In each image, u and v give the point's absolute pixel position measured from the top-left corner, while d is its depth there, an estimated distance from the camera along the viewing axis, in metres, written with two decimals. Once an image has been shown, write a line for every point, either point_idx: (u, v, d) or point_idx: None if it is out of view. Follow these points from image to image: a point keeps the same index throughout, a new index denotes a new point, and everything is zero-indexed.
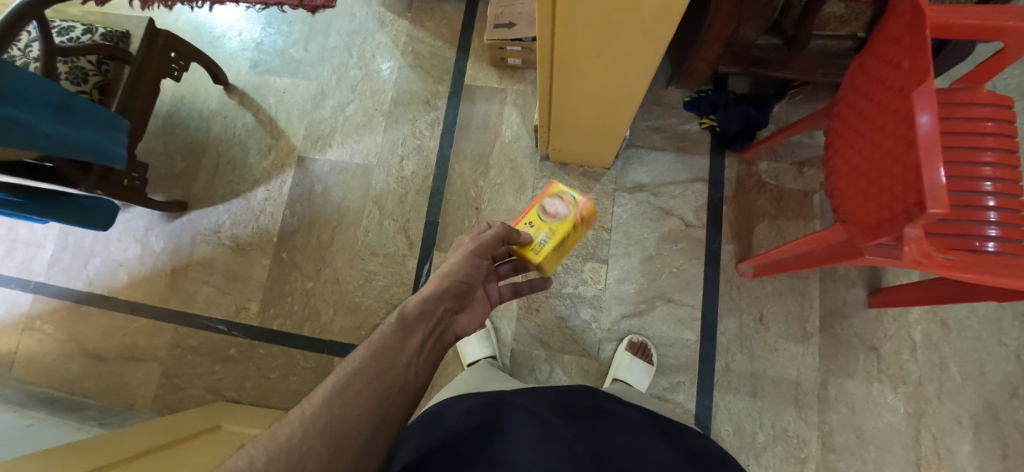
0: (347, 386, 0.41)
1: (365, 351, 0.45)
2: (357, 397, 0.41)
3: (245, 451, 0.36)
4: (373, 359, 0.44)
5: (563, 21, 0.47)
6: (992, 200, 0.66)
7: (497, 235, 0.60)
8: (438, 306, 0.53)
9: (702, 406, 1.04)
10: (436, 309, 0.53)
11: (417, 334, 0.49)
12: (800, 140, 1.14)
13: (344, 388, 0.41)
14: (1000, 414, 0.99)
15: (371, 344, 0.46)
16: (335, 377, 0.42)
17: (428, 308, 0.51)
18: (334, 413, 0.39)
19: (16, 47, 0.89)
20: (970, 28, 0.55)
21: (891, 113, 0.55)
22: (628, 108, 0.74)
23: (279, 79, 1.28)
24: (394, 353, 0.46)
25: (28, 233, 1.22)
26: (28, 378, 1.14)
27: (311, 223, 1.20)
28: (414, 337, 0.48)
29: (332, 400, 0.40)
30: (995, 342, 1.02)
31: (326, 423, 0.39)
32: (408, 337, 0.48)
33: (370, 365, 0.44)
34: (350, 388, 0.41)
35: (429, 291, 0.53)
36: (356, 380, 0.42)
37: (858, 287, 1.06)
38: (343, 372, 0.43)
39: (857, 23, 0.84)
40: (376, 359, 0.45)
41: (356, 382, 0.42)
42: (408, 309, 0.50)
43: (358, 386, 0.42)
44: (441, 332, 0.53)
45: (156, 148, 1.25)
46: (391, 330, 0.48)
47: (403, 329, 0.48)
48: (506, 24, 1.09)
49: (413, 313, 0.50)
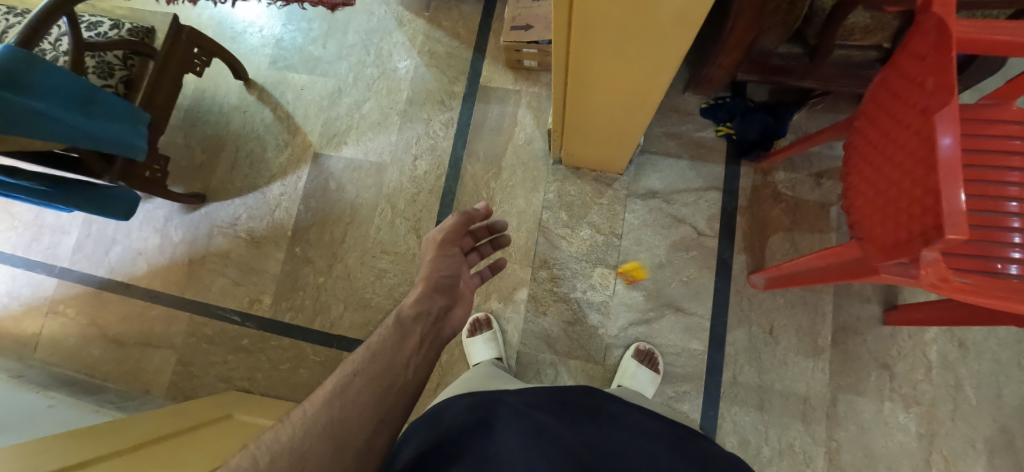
0: (347, 386, 0.45)
1: (363, 354, 0.49)
2: (356, 396, 0.44)
3: (249, 450, 0.39)
4: (371, 362, 0.48)
5: (579, 26, 0.47)
6: (1017, 222, 0.64)
7: (459, 215, 0.70)
8: (434, 304, 0.59)
9: (707, 417, 1.04)
10: (431, 308, 0.58)
11: (414, 334, 0.53)
12: (819, 150, 1.12)
13: (345, 388, 0.45)
14: (1016, 440, 0.97)
15: (369, 347, 0.50)
16: (334, 380, 0.45)
17: (421, 309, 0.57)
18: (337, 411, 0.42)
19: (47, 41, 0.92)
20: (1002, 45, 0.53)
21: (912, 132, 0.54)
22: (643, 112, 0.73)
23: (297, 76, 1.30)
24: (392, 353, 0.50)
25: (53, 220, 1.26)
26: (51, 360, 1.19)
27: (324, 219, 1.22)
28: (411, 337, 0.53)
29: (333, 400, 0.43)
30: (1015, 366, 0.99)
31: (327, 421, 0.41)
32: (406, 337, 0.52)
33: (366, 368, 0.47)
34: (349, 389, 0.44)
35: (420, 293, 0.59)
36: (355, 380, 0.45)
37: (873, 303, 1.04)
38: (342, 375, 0.46)
39: (883, 33, 0.81)
40: (374, 361, 0.48)
41: (355, 382, 0.45)
42: (404, 313, 0.55)
43: (357, 388, 0.45)
44: (439, 327, 0.58)
45: (178, 140, 1.28)
46: (389, 333, 0.52)
47: (401, 330, 0.53)
48: (523, 26, 1.09)
49: (409, 315, 0.55)
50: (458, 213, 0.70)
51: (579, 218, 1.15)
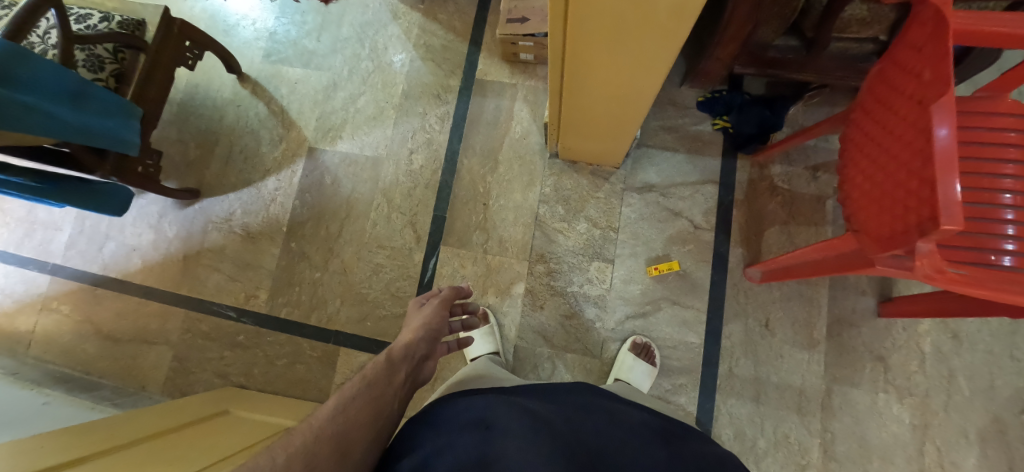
0: (346, 406, 0.51)
1: (360, 381, 0.56)
2: (355, 414, 0.50)
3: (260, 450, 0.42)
4: (367, 388, 0.55)
5: (574, 19, 0.47)
6: (1011, 214, 0.64)
7: (452, 290, 0.83)
8: (418, 350, 0.66)
9: (703, 409, 1.04)
10: (416, 353, 0.66)
11: (400, 372, 0.61)
12: (815, 144, 1.12)
13: (345, 407, 0.51)
14: (1008, 430, 0.98)
15: (365, 376, 0.57)
16: (335, 402, 0.51)
17: (409, 351, 0.65)
18: (339, 425, 0.48)
19: (35, 34, 0.90)
20: (1000, 35, 0.53)
21: (908, 124, 0.54)
22: (640, 107, 0.73)
23: (292, 69, 1.29)
24: (383, 384, 0.57)
25: (46, 216, 1.25)
26: (45, 357, 1.18)
27: (320, 214, 1.21)
28: (398, 372, 0.60)
29: (336, 415, 0.49)
30: (1008, 357, 1.00)
31: (332, 431, 0.47)
32: (394, 372, 0.60)
33: (363, 392, 0.54)
34: (349, 408, 0.51)
35: (409, 339, 0.67)
36: (354, 402, 0.52)
37: (868, 295, 1.05)
38: (343, 396, 0.52)
39: (879, 25, 0.81)
40: (370, 388, 0.55)
41: (354, 404, 0.52)
42: (393, 351, 0.63)
43: (355, 407, 0.51)
44: (416, 373, 0.65)
45: (171, 135, 1.27)
46: (381, 366, 0.59)
47: (390, 366, 0.60)
48: (519, 18, 1.08)
49: (398, 356, 0.63)
50: (452, 287, 0.83)
51: (576, 212, 1.15)
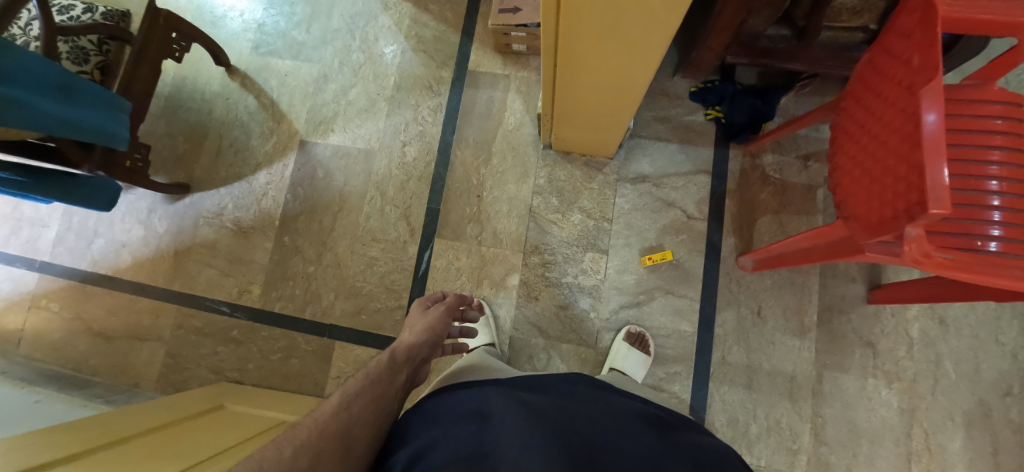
0: (350, 403, 0.52)
1: (363, 378, 0.57)
2: (359, 411, 0.51)
3: (268, 447, 0.43)
4: (370, 384, 0.56)
5: (567, 8, 0.46)
6: (997, 200, 0.65)
7: (456, 296, 0.81)
8: (419, 353, 0.66)
9: (696, 397, 1.06)
10: (418, 356, 0.65)
11: (403, 371, 0.61)
12: (806, 133, 1.13)
13: (348, 404, 0.51)
14: (992, 412, 1.00)
15: (368, 373, 0.58)
16: (340, 398, 0.52)
17: (412, 353, 0.65)
18: (342, 420, 0.49)
19: (16, 25, 0.88)
20: (987, 24, 0.53)
21: (898, 109, 0.55)
22: (632, 98, 0.73)
23: (281, 62, 1.27)
24: (385, 382, 0.57)
25: (32, 213, 1.22)
26: (36, 355, 1.17)
27: (312, 208, 1.20)
28: (401, 373, 0.61)
29: (340, 412, 0.50)
30: (993, 341, 1.02)
31: (337, 428, 0.47)
32: (397, 373, 0.60)
33: (365, 390, 0.54)
34: (354, 405, 0.52)
35: (413, 339, 0.67)
36: (357, 399, 0.53)
37: (858, 283, 1.06)
38: (346, 393, 0.53)
39: (869, 14, 0.81)
40: (374, 385, 0.56)
41: (359, 400, 0.53)
42: (397, 352, 0.64)
43: (359, 404, 0.52)
44: (416, 373, 0.65)
45: (158, 129, 1.25)
46: (384, 365, 0.60)
47: (393, 366, 0.61)
48: (511, 8, 1.07)
49: (401, 357, 0.63)
50: (455, 293, 0.82)
51: (570, 203, 1.15)
